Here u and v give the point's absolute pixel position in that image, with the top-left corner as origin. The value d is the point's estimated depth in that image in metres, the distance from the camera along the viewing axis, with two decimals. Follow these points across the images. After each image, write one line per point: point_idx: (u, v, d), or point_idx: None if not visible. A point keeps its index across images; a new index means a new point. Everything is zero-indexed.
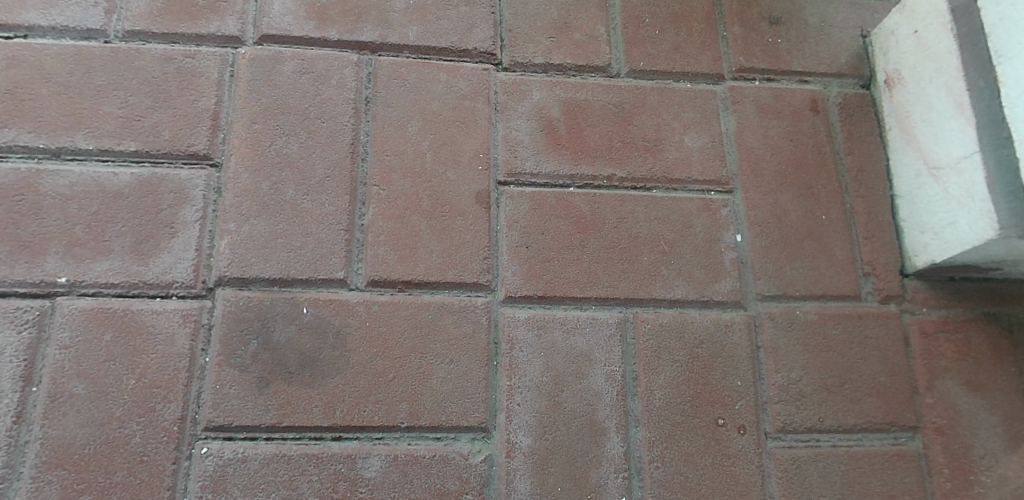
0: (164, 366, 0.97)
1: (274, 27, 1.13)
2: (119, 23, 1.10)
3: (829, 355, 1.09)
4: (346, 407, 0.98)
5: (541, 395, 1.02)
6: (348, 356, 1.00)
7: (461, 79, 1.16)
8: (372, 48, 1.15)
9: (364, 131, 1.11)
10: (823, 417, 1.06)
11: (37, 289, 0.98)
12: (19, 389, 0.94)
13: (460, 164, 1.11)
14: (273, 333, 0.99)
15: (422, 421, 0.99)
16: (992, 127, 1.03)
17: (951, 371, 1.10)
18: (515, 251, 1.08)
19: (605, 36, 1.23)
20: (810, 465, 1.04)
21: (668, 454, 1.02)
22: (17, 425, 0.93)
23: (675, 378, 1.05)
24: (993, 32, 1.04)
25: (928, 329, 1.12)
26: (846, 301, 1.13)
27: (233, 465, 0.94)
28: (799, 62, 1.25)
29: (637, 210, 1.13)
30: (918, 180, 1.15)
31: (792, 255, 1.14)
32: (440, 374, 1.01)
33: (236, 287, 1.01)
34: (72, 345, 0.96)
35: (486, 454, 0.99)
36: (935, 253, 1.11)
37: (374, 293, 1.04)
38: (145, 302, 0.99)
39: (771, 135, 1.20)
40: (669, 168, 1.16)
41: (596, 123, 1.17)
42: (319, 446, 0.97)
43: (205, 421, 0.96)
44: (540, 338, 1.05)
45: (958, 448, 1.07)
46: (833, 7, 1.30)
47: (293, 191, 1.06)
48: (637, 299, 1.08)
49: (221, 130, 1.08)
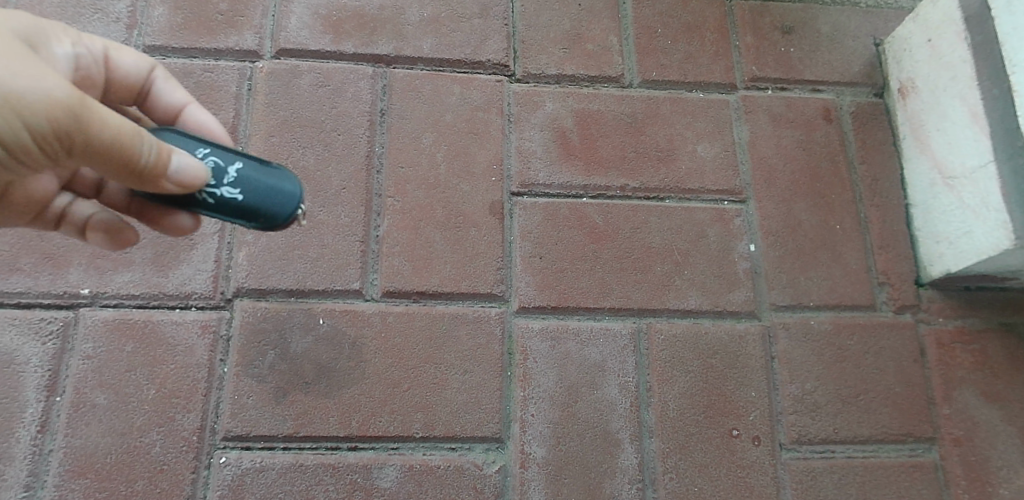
0: (185, 375, 0.98)
1: (291, 40, 1.15)
2: (139, 38, 1.12)
3: (844, 366, 1.09)
4: (362, 416, 0.99)
5: (555, 405, 1.03)
6: (364, 367, 1.01)
7: (475, 91, 1.17)
8: (387, 60, 1.16)
9: (379, 142, 1.12)
10: (838, 428, 1.06)
11: (61, 300, 0.99)
12: (44, 398, 0.96)
13: (474, 175, 1.12)
14: (290, 343, 1.01)
15: (437, 431, 1.00)
16: (1007, 136, 1.03)
17: (968, 382, 1.10)
18: (529, 261, 1.09)
19: (617, 47, 1.23)
20: (825, 476, 1.04)
21: (682, 465, 1.02)
22: (41, 434, 0.95)
23: (689, 388, 1.06)
24: (1007, 41, 1.04)
25: (944, 339, 1.12)
26: (861, 310, 1.13)
27: (252, 475, 0.96)
28: (812, 71, 1.25)
29: (650, 220, 1.13)
30: (932, 189, 1.15)
31: (806, 265, 1.13)
32: (455, 384, 1.02)
33: (254, 298, 1.02)
34: (96, 355, 0.98)
35: (501, 465, 1.00)
36: (951, 263, 1.11)
37: (389, 304, 1.05)
38: (166, 313, 1.01)
39: (784, 145, 1.20)
40: (682, 178, 1.16)
41: (609, 133, 1.17)
42: (335, 456, 0.98)
43: (224, 431, 0.97)
44: (553, 348, 1.05)
45: (976, 459, 1.06)
46: (846, 15, 1.30)
47: (309, 202, 1.07)
48: (650, 310, 1.09)
49: (240, 143, 1.09)
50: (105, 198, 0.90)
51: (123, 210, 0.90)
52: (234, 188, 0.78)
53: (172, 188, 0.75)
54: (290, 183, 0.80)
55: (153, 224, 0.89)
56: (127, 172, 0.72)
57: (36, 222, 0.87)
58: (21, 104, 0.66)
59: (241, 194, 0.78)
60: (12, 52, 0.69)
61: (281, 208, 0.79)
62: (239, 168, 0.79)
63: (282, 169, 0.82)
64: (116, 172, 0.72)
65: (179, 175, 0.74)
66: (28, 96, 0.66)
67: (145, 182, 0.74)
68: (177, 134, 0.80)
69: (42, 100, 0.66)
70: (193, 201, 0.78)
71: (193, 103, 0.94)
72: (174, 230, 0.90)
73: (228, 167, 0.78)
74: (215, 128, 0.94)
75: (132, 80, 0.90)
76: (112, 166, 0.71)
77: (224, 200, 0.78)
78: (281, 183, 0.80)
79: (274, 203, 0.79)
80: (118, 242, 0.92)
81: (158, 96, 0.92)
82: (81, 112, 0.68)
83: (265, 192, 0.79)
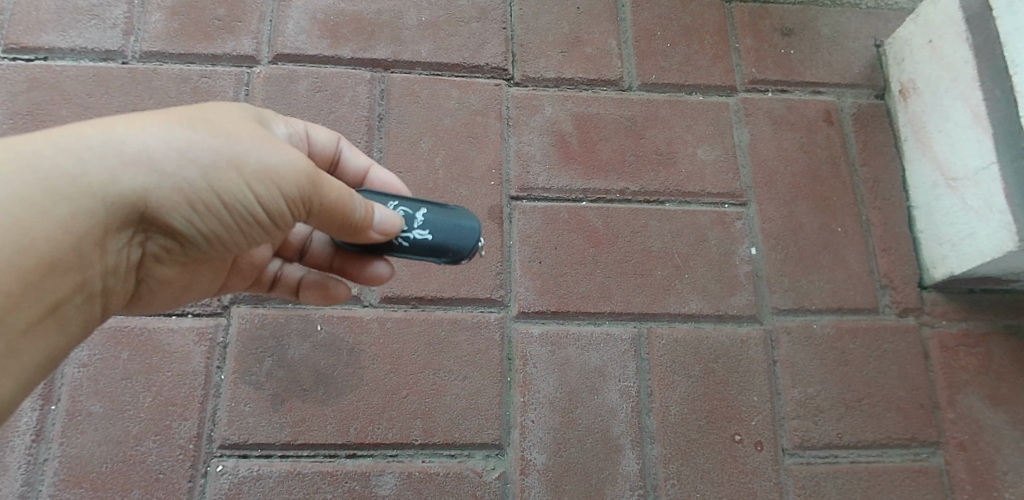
0: (181, 383, 0.98)
1: (289, 45, 1.14)
2: (136, 44, 1.12)
3: (847, 370, 1.08)
4: (360, 424, 0.98)
5: (556, 411, 1.02)
6: (362, 373, 1.00)
7: (473, 95, 1.16)
8: (385, 65, 1.16)
9: (378, 147, 1.11)
10: (841, 432, 1.05)
11: None
12: (39, 407, 0.95)
13: (473, 180, 1.11)
14: (288, 350, 1.00)
15: (436, 438, 0.99)
16: (1009, 137, 1.02)
17: (972, 385, 1.09)
18: (528, 266, 1.08)
19: (616, 50, 1.23)
20: (828, 482, 1.03)
21: (684, 471, 1.01)
22: (37, 443, 0.94)
23: (691, 393, 1.05)
24: (1009, 41, 1.03)
25: (948, 342, 1.11)
26: (864, 314, 1.12)
27: (249, 483, 0.95)
28: (812, 72, 1.25)
29: (650, 224, 1.12)
30: (935, 191, 1.14)
31: (808, 268, 1.13)
32: (454, 390, 1.01)
33: (251, 304, 1.02)
34: (91, 364, 0.97)
35: (501, 471, 0.99)
36: (954, 266, 1.10)
37: (388, 309, 1.04)
38: (162, 320, 1.00)
39: (784, 147, 1.19)
40: (682, 181, 1.16)
41: (608, 136, 1.17)
42: (334, 463, 0.97)
43: (221, 439, 0.96)
44: (553, 354, 1.04)
45: (981, 463, 1.05)
46: (846, 17, 1.29)
47: None
48: (651, 314, 1.08)
49: None
50: (309, 258, 0.94)
51: (326, 267, 0.94)
52: (424, 230, 0.81)
53: (378, 237, 0.78)
54: (467, 219, 0.82)
55: (354, 279, 0.91)
56: (345, 228, 0.76)
57: (253, 286, 0.93)
58: (276, 176, 0.69)
59: (431, 234, 0.80)
60: (255, 126, 0.73)
61: (464, 242, 0.81)
62: (425, 212, 0.81)
63: (458, 209, 0.84)
64: (337, 228, 0.76)
65: (382, 225, 0.78)
66: (281, 168, 0.69)
67: (355, 235, 0.77)
68: (371, 191, 0.84)
69: (293, 170, 0.70)
70: (387, 246, 0.81)
71: (375, 166, 0.93)
72: (369, 279, 0.90)
73: (417, 213, 0.81)
74: (401, 187, 0.93)
75: (326, 152, 0.91)
76: (336, 223, 0.75)
77: (414, 243, 0.80)
78: (461, 220, 0.82)
79: (458, 238, 0.81)
80: (328, 298, 0.95)
81: (345, 164, 0.92)
82: (319, 178, 0.71)
83: (449, 229, 0.81)
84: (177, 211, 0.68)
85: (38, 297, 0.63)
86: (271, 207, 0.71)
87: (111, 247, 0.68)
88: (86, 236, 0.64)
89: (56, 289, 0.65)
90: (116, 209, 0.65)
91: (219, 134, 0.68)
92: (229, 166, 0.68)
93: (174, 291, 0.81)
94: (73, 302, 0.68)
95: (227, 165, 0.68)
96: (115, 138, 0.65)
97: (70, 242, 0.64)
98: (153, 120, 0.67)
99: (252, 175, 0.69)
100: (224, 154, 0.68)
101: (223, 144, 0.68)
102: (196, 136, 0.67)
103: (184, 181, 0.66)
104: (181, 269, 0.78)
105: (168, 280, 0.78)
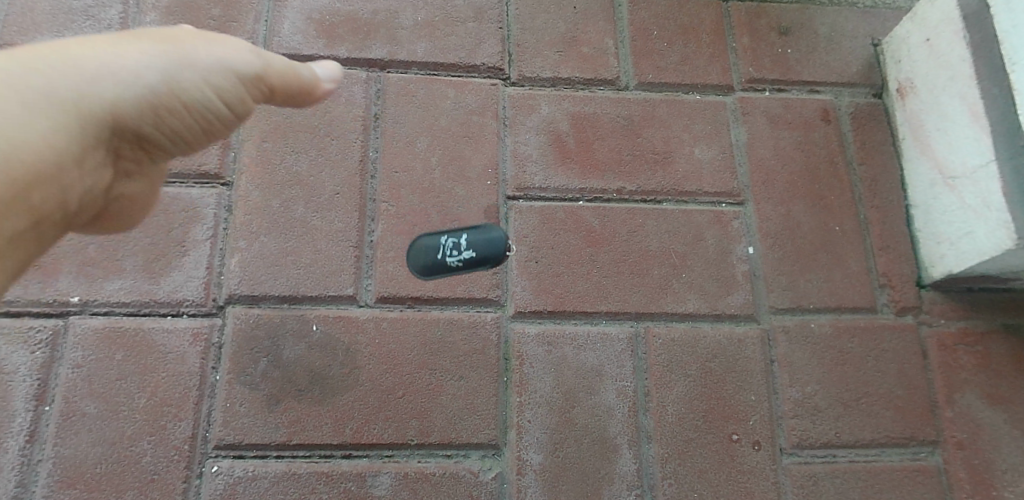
0: (176, 384, 0.97)
1: (285, 46, 1.14)
2: None
3: (845, 369, 1.07)
4: (356, 424, 0.98)
5: (553, 411, 1.01)
6: (358, 373, 1.00)
7: (469, 95, 1.16)
8: (381, 65, 1.16)
9: (374, 147, 1.11)
10: (840, 432, 1.04)
11: (50, 309, 0.98)
12: (33, 408, 0.95)
13: (469, 179, 1.11)
14: (283, 351, 1.00)
15: (432, 438, 0.98)
16: (1007, 135, 1.02)
17: (971, 384, 1.08)
18: (525, 266, 1.08)
19: (613, 49, 1.22)
20: (827, 481, 1.02)
21: (682, 470, 1.01)
22: (31, 444, 0.93)
23: (688, 393, 1.04)
24: (1006, 39, 1.03)
25: (947, 341, 1.10)
26: (862, 313, 1.11)
27: (244, 484, 0.94)
28: (809, 71, 1.24)
29: (647, 223, 1.12)
30: (933, 189, 1.14)
31: (806, 267, 1.12)
32: (451, 390, 1.01)
33: (246, 304, 1.01)
34: (85, 364, 0.97)
35: (497, 472, 0.99)
36: (952, 264, 1.09)
37: (384, 309, 1.03)
38: (157, 321, 1.00)
39: (782, 146, 1.19)
40: (679, 180, 1.15)
41: (605, 136, 1.16)
42: (329, 464, 0.96)
43: (216, 440, 0.96)
44: (550, 353, 1.04)
45: (980, 462, 1.04)
46: (843, 16, 1.29)
47: (303, 208, 1.06)
48: (648, 313, 1.07)
49: (232, 148, 1.08)
50: None
51: None
52: (469, 250, 1.03)
53: (330, 88, 0.82)
54: (495, 231, 1.05)
55: None
56: (298, 98, 0.79)
57: None
58: (232, 64, 0.73)
59: (476, 251, 1.03)
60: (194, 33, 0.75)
61: (499, 249, 1.04)
62: (467, 238, 1.04)
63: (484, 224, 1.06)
64: (289, 102, 0.80)
65: (328, 77, 0.82)
66: (230, 56, 0.73)
67: (306, 101, 0.81)
68: (422, 233, 1.06)
69: (240, 55, 0.73)
70: (441, 264, 1.03)
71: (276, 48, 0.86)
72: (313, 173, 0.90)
73: (460, 239, 1.04)
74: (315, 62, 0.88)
75: None
76: (287, 99, 0.79)
77: (461, 261, 1.03)
78: (492, 234, 1.04)
79: (494, 247, 1.04)
80: None
81: None
82: (267, 58, 0.75)
83: (486, 243, 1.04)
84: (145, 118, 0.70)
85: (26, 206, 0.62)
86: (231, 98, 0.74)
87: (90, 171, 0.68)
88: (67, 156, 0.64)
89: (41, 199, 0.63)
90: (88, 121, 0.66)
91: (163, 42, 0.71)
92: (186, 63, 0.71)
93: (140, 209, 0.80)
94: (56, 218, 0.66)
95: (183, 61, 0.70)
96: (68, 57, 0.66)
97: (55, 156, 0.63)
98: (103, 44, 0.68)
99: (209, 69, 0.72)
100: (178, 56, 0.70)
101: (173, 47, 0.70)
102: (143, 46, 0.69)
103: (148, 81, 0.69)
104: (147, 183, 0.78)
105: (136, 197, 0.78)
